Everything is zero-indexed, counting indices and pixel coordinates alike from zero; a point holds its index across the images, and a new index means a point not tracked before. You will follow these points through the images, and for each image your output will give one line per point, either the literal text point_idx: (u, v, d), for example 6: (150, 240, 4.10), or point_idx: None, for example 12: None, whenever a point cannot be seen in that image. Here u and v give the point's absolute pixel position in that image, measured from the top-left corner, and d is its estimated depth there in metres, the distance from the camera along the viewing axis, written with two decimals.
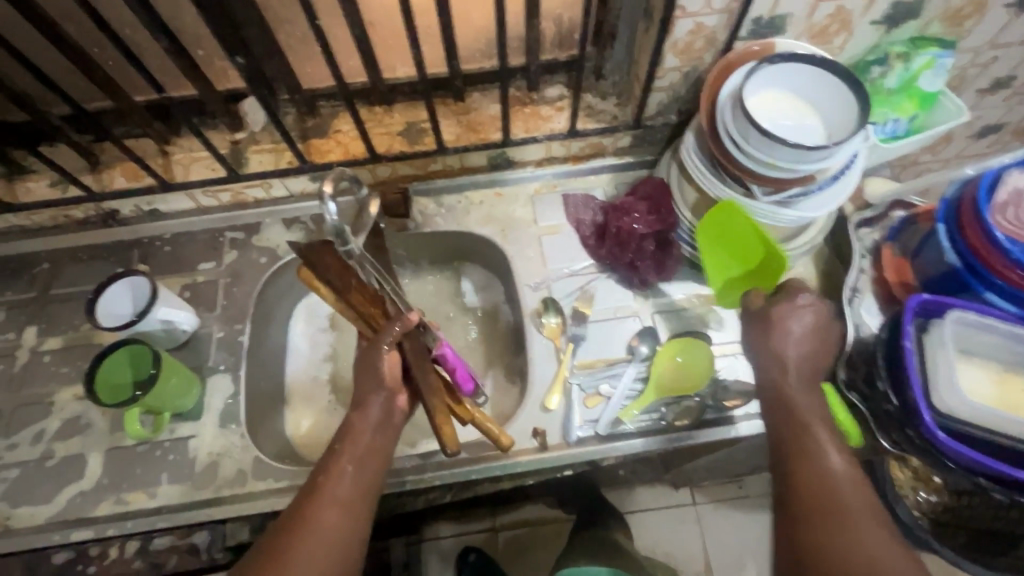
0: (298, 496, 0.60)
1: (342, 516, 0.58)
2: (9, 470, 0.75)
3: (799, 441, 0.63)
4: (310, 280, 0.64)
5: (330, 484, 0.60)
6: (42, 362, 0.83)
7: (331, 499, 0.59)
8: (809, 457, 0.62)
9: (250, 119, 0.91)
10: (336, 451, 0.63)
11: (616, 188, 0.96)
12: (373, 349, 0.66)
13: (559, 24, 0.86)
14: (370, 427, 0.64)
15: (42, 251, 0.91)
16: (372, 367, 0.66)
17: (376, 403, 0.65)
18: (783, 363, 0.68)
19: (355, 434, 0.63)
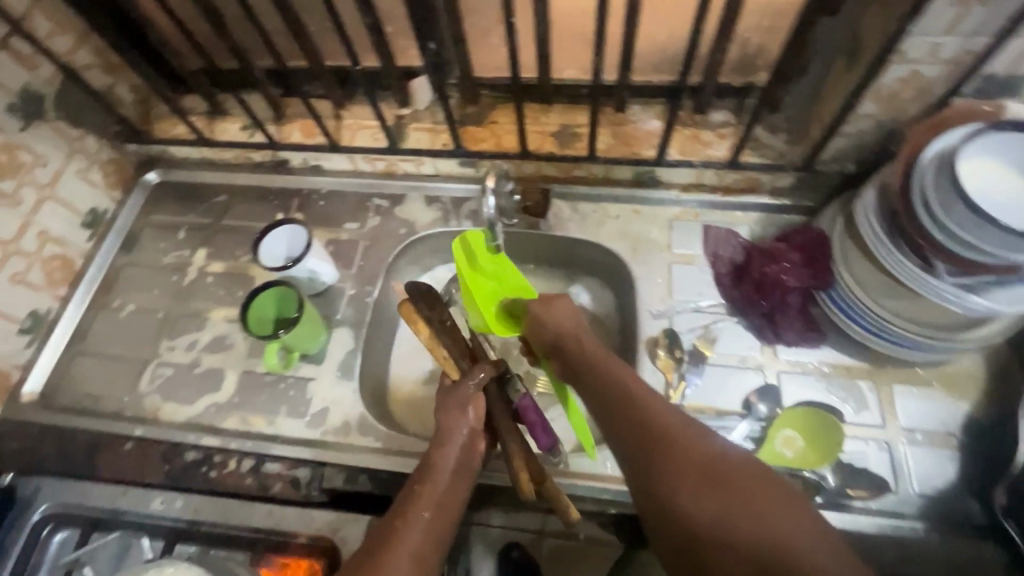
0: (374, 536, 0.60)
1: (414, 568, 0.57)
2: (165, 367, 0.87)
3: (659, 426, 0.57)
4: (409, 314, 0.74)
5: (406, 532, 0.59)
6: (206, 282, 0.94)
7: (405, 550, 0.58)
8: (671, 444, 0.56)
9: (418, 97, 0.95)
10: (411, 494, 0.63)
11: (764, 229, 0.89)
12: (462, 386, 0.70)
13: (745, 49, 0.82)
14: (449, 470, 0.65)
15: (222, 184, 1.03)
16: (460, 404, 0.68)
17: (456, 444, 0.66)
18: (566, 334, 0.68)
19: (435, 474, 0.64)
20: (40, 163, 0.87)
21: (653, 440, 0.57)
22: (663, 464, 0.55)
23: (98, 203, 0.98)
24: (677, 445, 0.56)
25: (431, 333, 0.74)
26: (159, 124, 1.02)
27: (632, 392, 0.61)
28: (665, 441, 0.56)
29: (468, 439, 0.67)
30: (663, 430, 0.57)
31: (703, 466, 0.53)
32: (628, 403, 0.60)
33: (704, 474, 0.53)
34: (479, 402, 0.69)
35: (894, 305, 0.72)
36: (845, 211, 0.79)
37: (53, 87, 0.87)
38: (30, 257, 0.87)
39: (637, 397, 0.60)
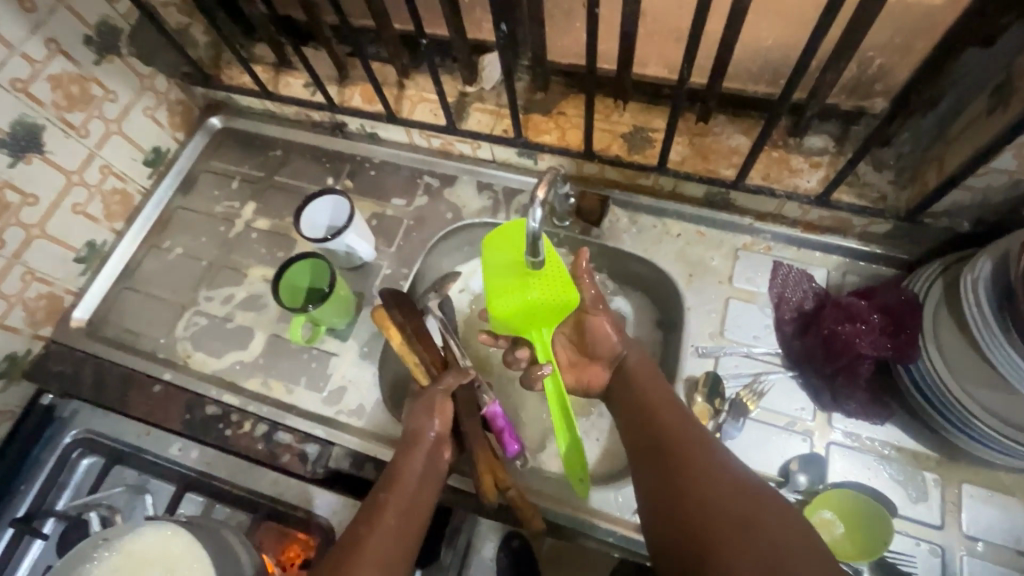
0: (340, 544, 0.58)
1: None
2: (201, 317, 0.89)
3: (679, 431, 0.60)
4: (383, 322, 0.69)
5: (372, 543, 0.57)
6: (250, 237, 0.94)
7: (370, 561, 0.55)
8: (688, 449, 0.58)
9: (486, 74, 0.89)
10: (377, 502, 0.61)
11: (843, 277, 0.79)
12: (431, 391, 0.68)
13: (864, 68, 0.70)
14: (415, 477, 0.63)
15: (279, 140, 1.02)
16: (429, 411, 0.67)
17: (421, 451, 0.65)
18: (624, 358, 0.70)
19: (400, 481, 0.63)
20: (110, 98, 0.88)
21: (671, 441, 0.59)
22: (677, 457, 0.58)
23: (161, 142, 0.99)
24: (695, 451, 0.58)
25: (405, 341, 0.69)
26: (227, 70, 1.01)
27: (661, 401, 0.64)
28: (685, 445, 0.58)
29: (432, 447, 0.66)
30: (684, 434, 0.60)
31: (713, 471, 0.55)
32: (652, 410, 0.63)
33: (710, 481, 0.54)
34: (447, 409, 0.67)
35: (987, 397, 0.62)
36: (949, 276, 0.67)
37: (129, 23, 0.88)
38: (91, 189, 0.89)
39: (664, 406, 0.63)
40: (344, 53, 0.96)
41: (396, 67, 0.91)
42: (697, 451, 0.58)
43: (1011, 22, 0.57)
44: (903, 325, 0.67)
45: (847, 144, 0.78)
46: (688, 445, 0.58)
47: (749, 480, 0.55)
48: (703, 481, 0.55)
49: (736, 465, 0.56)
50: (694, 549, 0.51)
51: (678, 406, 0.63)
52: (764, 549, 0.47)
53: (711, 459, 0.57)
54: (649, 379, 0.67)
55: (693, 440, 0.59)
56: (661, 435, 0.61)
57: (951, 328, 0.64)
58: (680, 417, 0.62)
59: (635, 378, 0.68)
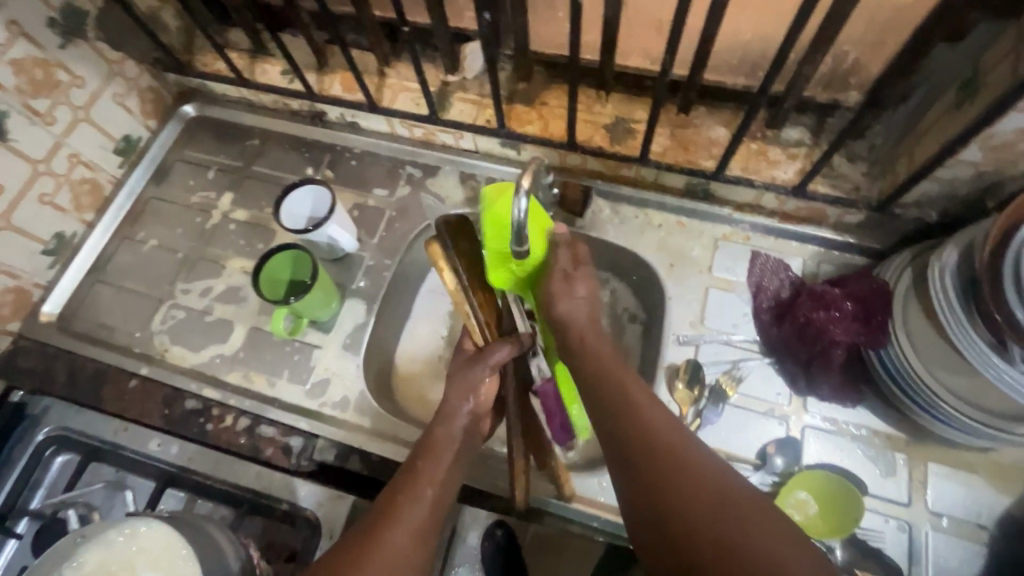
0: (372, 511, 0.57)
1: (411, 546, 0.55)
2: (178, 311, 0.87)
3: (656, 432, 0.55)
4: (437, 258, 0.64)
5: (406, 505, 0.57)
6: (228, 229, 0.93)
7: (402, 524, 0.56)
8: (668, 460, 0.53)
9: (468, 63, 0.89)
10: (414, 467, 0.61)
11: (818, 266, 0.81)
12: (475, 368, 0.65)
13: (840, 62, 0.72)
14: (452, 449, 0.63)
15: (257, 128, 1.00)
16: (466, 390, 0.65)
17: (458, 424, 0.64)
18: (583, 335, 0.64)
19: (436, 452, 0.62)
20: (77, 84, 0.85)
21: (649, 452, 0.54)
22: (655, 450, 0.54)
23: (132, 130, 0.96)
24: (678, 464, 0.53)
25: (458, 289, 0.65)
26: (200, 56, 0.98)
27: (631, 395, 0.58)
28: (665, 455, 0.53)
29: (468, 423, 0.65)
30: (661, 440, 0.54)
31: (698, 488, 0.51)
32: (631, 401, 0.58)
33: (699, 500, 0.50)
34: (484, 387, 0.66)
35: (950, 380, 0.65)
36: (918, 264, 0.70)
37: (96, 6, 0.84)
38: (59, 179, 0.86)
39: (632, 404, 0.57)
40: (323, 40, 0.94)
41: (376, 55, 0.89)
42: (678, 460, 0.53)
43: (978, 20, 0.59)
44: (878, 310, 0.70)
45: (823, 136, 0.80)
46: (668, 459, 0.53)
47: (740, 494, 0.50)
48: (691, 501, 0.50)
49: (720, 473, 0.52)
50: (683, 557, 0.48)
51: (649, 400, 0.58)
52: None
53: (694, 470, 0.52)
54: (612, 363, 0.61)
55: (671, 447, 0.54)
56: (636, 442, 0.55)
57: (931, 324, 0.65)
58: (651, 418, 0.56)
59: (593, 359, 0.62)
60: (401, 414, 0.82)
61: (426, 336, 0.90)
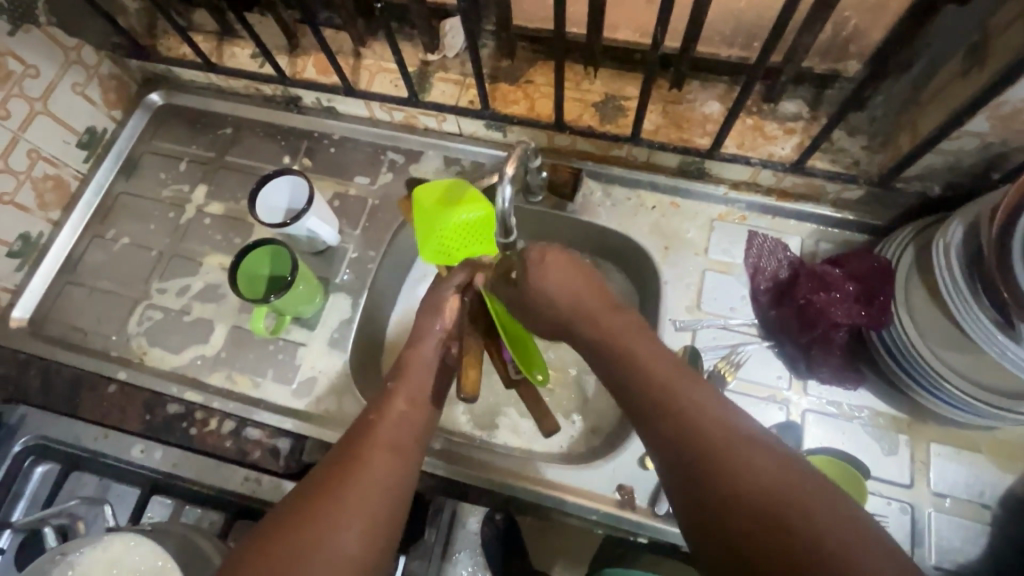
0: (348, 437, 0.56)
1: (393, 459, 0.54)
2: (155, 311, 0.83)
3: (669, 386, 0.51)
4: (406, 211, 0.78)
5: (384, 426, 0.57)
6: (204, 224, 0.88)
7: (383, 441, 0.55)
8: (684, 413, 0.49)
9: (448, 41, 0.84)
10: (388, 390, 0.61)
11: (817, 244, 0.79)
12: (441, 290, 0.68)
13: (838, 29, 0.68)
14: (426, 369, 0.64)
15: (229, 116, 0.95)
16: (435, 309, 0.68)
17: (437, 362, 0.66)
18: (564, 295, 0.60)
19: (409, 376, 0.63)
20: (31, 73, 0.80)
21: (666, 415, 0.50)
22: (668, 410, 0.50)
23: (95, 121, 0.91)
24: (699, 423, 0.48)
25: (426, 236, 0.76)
26: (164, 40, 0.92)
27: (646, 364, 0.53)
28: (684, 416, 0.49)
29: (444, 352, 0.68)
30: (677, 405, 0.49)
31: (733, 465, 0.45)
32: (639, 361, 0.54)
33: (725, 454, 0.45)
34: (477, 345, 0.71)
35: (953, 357, 0.63)
36: (921, 240, 0.68)
37: None
38: (19, 176, 0.82)
39: (654, 373, 0.52)
40: (293, 20, 0.89)
41: (351, 34, 0.84)
42: (702, 421, 0.48)
43: None
44: (882, 285, 0.67)
45: (821, 109, 0.76)
46: (686, 421, 0.48)
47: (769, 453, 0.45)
48: (726, 483, 0.44)
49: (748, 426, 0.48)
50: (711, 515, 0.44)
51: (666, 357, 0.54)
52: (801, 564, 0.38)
53: (715, 429, 0.47)
54: (621, 335, 0.57)
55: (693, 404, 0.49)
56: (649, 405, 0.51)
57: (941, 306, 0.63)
58: (665, 376, 0.52)
59: (603, 335, 0.58)
60: None
61: (415, 329, 0.87)
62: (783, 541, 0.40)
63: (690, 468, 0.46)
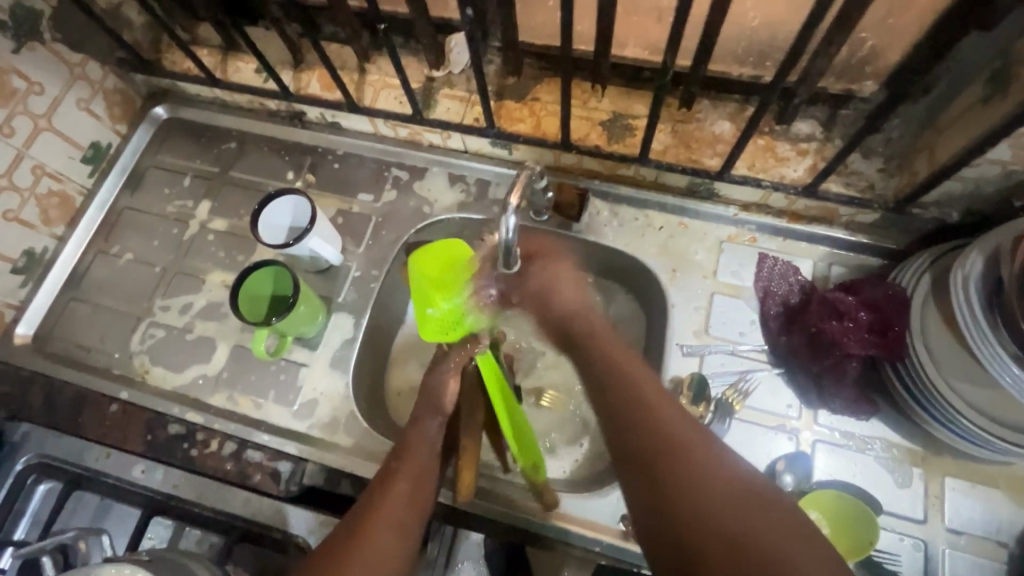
0: (351, 515, 0.57)
1: (396, 540, 0.55)
2: (157, 329, 0.83)
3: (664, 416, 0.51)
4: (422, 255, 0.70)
5: (387, 505, 0.57)
6: (207, 240, 0.88)
7: (386, 521, 0.56)
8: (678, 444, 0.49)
9: (454, 57, 0.83)
10: (391, 468, 0.61)
11: (829, 268, 0.77)
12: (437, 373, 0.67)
13: (854, 50, 0.66)
14: (429, 444, 0.63)
15: (233, 131, 0.94)
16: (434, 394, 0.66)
17: (433, 422, 0.65)
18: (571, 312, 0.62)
19: (411, 450, 0.62)
20: (35, 91, 0.80)
21: (688, 507, 0.46)
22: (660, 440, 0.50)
23: (100, 136, 0.90)
24: (731, 515, 0.44)
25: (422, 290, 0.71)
26: (168, 54, 0.92)
27: (641, 393, 0.53)
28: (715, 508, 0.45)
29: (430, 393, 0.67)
30: (670, 435, 0.50)
31: (726, 506, 0.45)
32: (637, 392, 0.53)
33: (715, 491, 0.46)
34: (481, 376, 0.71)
35: (973, 393, 0.61)
36: (938, 267, 0.66)
37: (50, 5, 0.78)
38: (24, 193, 0.82)
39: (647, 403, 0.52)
40: (298, 34, 0.88)
41: (355, 50, 0.83)
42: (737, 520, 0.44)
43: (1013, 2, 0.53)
44: (900, 315, 0.65)
45: (835, 130, 0.74)
46: (718, 516, 0.45)
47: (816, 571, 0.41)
48: (717, 524, 0.44)
49: (784, 519, 0.44)
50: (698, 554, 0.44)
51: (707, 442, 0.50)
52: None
53: (742, 526, 0.43)
54: (620, 363, 0.56)
55: (727, 494, 0.45)
56: (668, 490, 0.47)
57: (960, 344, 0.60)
58: (693, 454, 0.48)
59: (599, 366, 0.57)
60: (394, 434, 0.79)
61: (419, 349, 0.86)
62: None
63: (693, 538, 0.44)
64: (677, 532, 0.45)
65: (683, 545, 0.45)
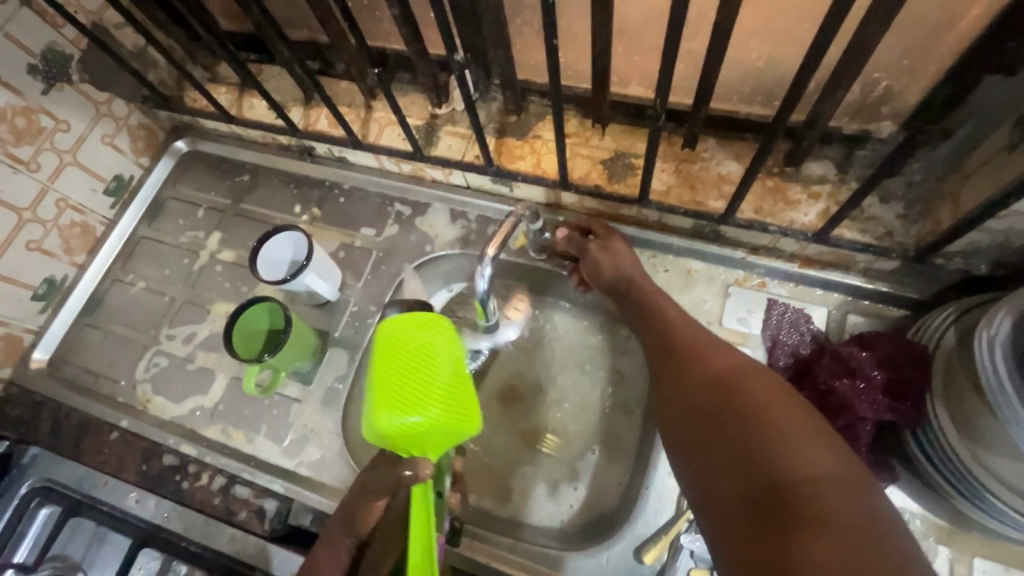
0: None
1: None
2: (162, 358, 0.85)
3: (708, 348, 0.55)
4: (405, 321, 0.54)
5: None
6: (215, 271, 0.90)
7: None
8: (711, 366, 0.52)
9: (456, 95, 0.83)
10: None
11: (844, 318, 0.72)
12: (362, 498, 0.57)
13: (868, 91, 0.62)
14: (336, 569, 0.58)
15: (247, 163, 0.97)
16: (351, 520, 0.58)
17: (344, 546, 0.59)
18: (623, 277, 0.68)
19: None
20: (62, 128, 0.84)
21: (703, 420, 0.48)
22: (693, 363, 0.54)
23: (123, 169, 0.94)
24: (723, 418, 0.47)
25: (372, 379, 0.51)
26: (190, 91, 0.95)
27: (686, 332, 0.58)
28: (707, 412, 0.49)
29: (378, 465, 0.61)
30: (706, 359, 0.53)
31: (742, 404, 0.47)
32: (683, 338, 0.57)
33: (737, 394, 0.48)
34: None
35: (1008, 469, 0.53)
36: (964, 324, 0.60)
37: (79, 48, 0.83)
38: (47, 224, 0.86)
39: (689, 339, 0.57)
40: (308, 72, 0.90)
41: (361, 89, 0.84)
42: (721, 418, 0.47)
43: None
44: (915, 378, 0.60)
45: (850, 171, 0.70)
46: (718, 412, 0.48)
47: (791, 442, 0.42)
48: (731, 419, 0.46)
49: (806, 418, 0.44)
50: (715, 444, 0.46)
51: (696, 357, 0.54)
52: (804, 566, 0.35)
53: (762, 428, 0.44)
54: (673, 315, 0.61)
55: (731, 400, 0.48)
56: (701, 413, 0.49)
57: (986, 411, 0.53)
58: (730, 380, 0.50)
59: (657, 318, 0.62)
60: None
61: None
62: (760, 474, 0.42)
63: (709, 437, 0.47)
64: (708, 444, 0.47)
65: (713, 454, 0.46)
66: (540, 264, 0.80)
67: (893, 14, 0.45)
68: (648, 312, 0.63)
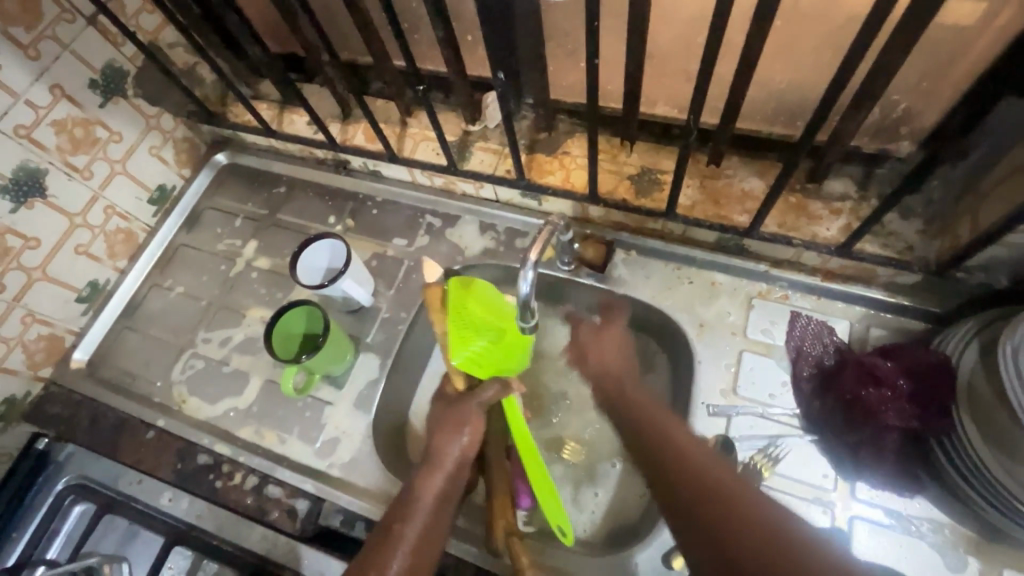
0: (376, 532, 0.62)
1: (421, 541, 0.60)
2: (197, 360, 0.88)
3: (697, 452, 0.57)
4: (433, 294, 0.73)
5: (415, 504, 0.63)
6: (251, 277, 0.93)
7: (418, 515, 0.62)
8: (708, 472, 0.54)
9: (489, 113, 0.87)
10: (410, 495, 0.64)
11: (868, 330, 0.74)
12: (462, 407, 0.71)
13: (888, 112, 0.66)
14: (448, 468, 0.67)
15: (283, 176, 1.01)
16: (456, 427, 0.70)
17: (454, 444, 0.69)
18: (606, 374, 0.71)
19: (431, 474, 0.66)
20: (115, 139, 0.89)
21: (719, 531, 0.48)
22: (690, 468, 0.55)
23: (166, 179, 0.99)
24: (742, 531, 0.47)
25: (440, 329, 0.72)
26: (233, 107, 1.00)
27: (672, 433, 0.60)
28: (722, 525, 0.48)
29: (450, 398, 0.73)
30: (701, 465, 0.55)
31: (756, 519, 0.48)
32: (669, 438, 0.59)
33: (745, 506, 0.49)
34: None
35: None
36: (986, 336, 0.61)
37: (135, 65, 0.88)
38: (94, 230, 0.90)
39: (677, 441, 0.58)
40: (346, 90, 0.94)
41: (399, 106, 0.89)
42: (718, 527, 0.48)
43: None
44: (940, 388, 0.62)
45: (870, 189, 0.73)
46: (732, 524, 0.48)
47: (800, 553, 0.44)
48: (750, 532, 0.47)
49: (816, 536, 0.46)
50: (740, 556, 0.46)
51: (683, 455, 0.56)
52: None
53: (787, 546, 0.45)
54: (653, 413, 0.63)
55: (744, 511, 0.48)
56: (715, 523, 0.49)
57: (1009, 418, 0.55)
58: (733, 490, 0.51)
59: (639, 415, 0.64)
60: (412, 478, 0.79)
61: None
62: None
63: (733, 546, 0.46)
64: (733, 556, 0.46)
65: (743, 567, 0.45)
66: (567, 274, 0.83)
67: (917, 39, 0.49)
68: (633, 407, 0.66)
